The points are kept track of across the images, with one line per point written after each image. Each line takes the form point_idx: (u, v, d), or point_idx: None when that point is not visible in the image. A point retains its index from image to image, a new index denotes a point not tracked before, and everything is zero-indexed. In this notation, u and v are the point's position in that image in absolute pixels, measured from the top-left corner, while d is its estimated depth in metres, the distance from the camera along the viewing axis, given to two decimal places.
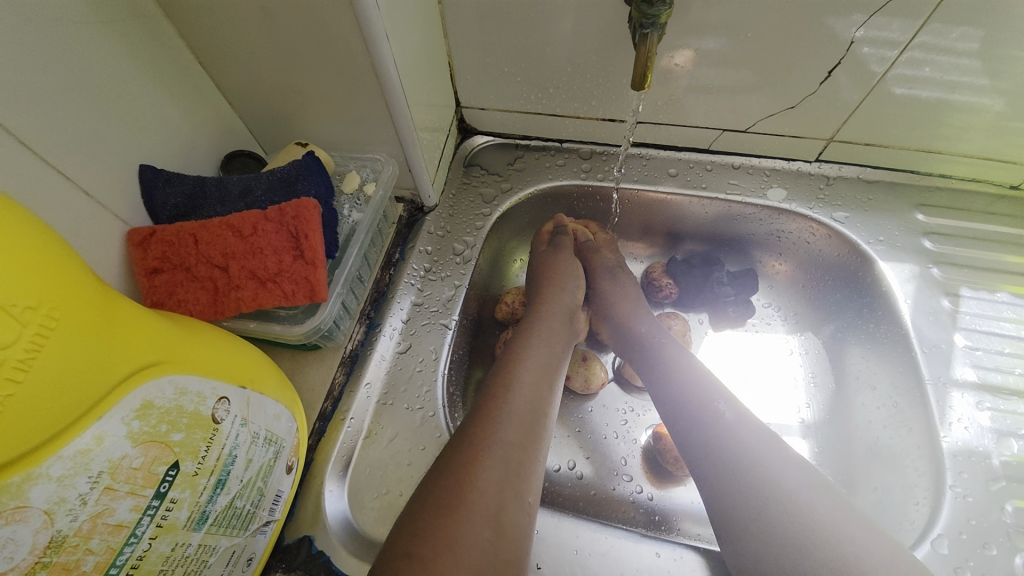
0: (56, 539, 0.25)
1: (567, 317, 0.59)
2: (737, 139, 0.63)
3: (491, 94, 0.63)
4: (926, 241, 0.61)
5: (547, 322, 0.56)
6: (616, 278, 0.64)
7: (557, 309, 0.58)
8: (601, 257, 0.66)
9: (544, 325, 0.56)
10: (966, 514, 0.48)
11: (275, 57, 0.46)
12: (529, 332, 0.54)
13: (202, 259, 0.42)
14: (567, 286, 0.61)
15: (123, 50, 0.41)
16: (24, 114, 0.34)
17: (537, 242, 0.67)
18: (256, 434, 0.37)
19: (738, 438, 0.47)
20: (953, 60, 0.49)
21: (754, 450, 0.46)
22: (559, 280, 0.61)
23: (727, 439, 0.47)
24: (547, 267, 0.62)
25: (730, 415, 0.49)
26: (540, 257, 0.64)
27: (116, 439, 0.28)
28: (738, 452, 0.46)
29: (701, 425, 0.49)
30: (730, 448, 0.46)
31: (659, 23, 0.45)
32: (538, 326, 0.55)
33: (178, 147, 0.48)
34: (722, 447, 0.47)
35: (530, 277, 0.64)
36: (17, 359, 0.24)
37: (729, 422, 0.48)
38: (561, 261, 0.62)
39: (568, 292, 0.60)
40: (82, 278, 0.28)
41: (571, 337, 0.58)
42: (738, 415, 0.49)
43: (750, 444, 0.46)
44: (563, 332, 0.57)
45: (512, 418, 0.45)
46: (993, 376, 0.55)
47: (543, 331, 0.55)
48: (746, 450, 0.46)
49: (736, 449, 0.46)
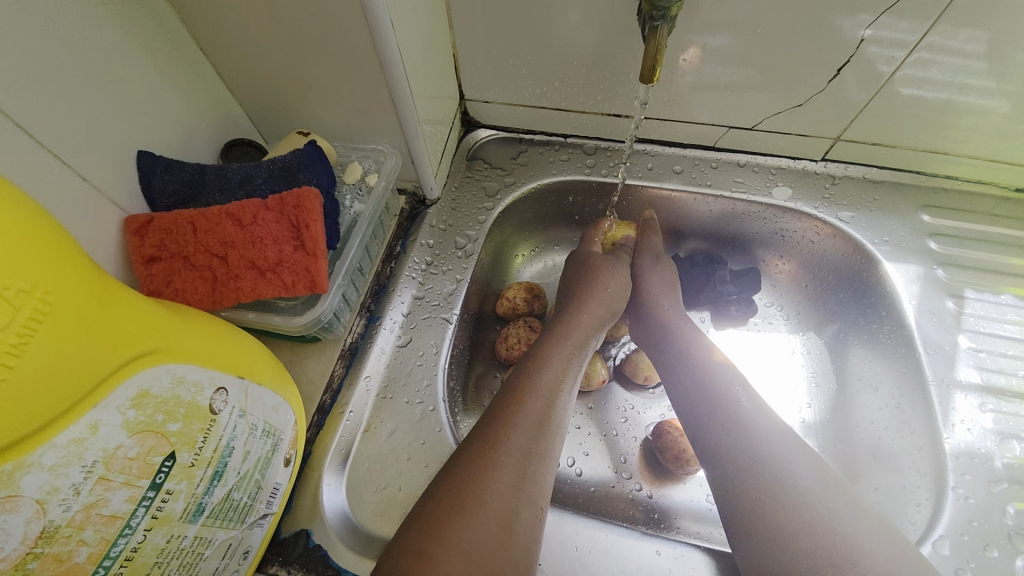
0: (48, 529, 0.25)
1: (601, 323, 0.58)
2: (743, 136, 0.62)
3: (496, 87, 0.62)
4: (931, 241, 0.61)
5: (579, 331, 0.55)
6: (657, 259, 0.63)
7: (591, 318, 0.57)
8: (650, 239, 0.65)
9: (575, 332, 0.55)
10: (967, 514, 0.48)
11: (276, 45, 0.45)
12: (557, 339, 0.53)
13: (201, 248, 0.42)
14: (608, 297, 0.59)
15: (121, 35, 0.41)
16: (20, 97, 0.33)
17: (590, 236, 0.65)
18: (254, 426, 0.36)
19: (754, 425, 0.47)
20: (961, 61, 0.48)
21: (767, 438, 0.46)
22: (600, 289, 0.59)
23: (744, 426, 0.47)
24: (591, 273, 0.61)
25: (742, 414, 0.48)
26: (591, 258, 0.62)
27: (111, 427, 0.27)
28: (750, 439, 0.46)
29: (721, 416, 0.48)
30: (742, 437, 0.46)
31: (669, 16, 0.44)
32: (567, 332, 0.54)
33: (178, 134, 0.47)
34: (730, 444, 0.46)
35: (565, 282, 0.63)
36: (9, 343, 0.23)
37: (747, 410, 0.48)
38: (611, 272, 0.61)
39: (606, 301, 0.59)
40: (77, 261, 0.28)
41: (596, 343, 0.57)
42: (755, 403, 0.49)
43: (766, 433, 0.46)
44: (591, 339, 0.56)
45: (529, 426, 0.44)
46: (996, 379, 0.54)
47: (573, 338, 0.54)
48: (758, 438, 0.46)
49: (749, 431, 0.46)
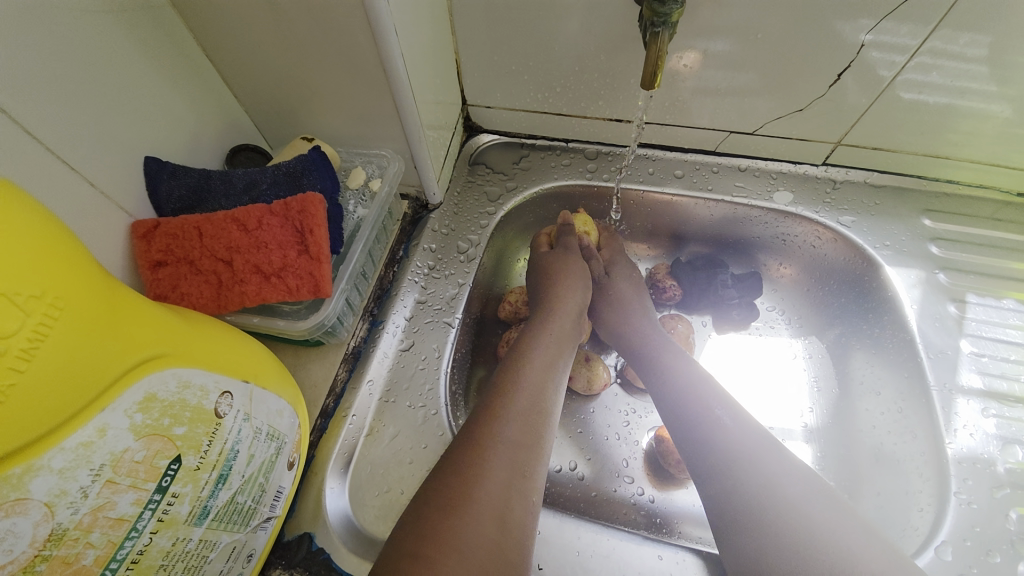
0: (57, 532, 0.25)
1: (577, 317, 0.58)
2: (744, 141, 0.63)
3: (498, 93, 0.62)
4: (932, 246, 0.61)
5: (556, 324, 0.56)
6: (605, 286, 0.64)
7: (567, 311, 0.58)
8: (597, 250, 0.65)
9: (553, 326, 0.55)
10: (970, 520, 0.48)
11: (281, 51, 0.46)
12: (536, 333, 0.54)
13: (206, 252, 0.42)
14: (578, 286, 0.60)
15: (129, 41, 0.41)
16: (29, 103, 0.34)
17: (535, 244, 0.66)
18: (259, 430, 0.37)
19: (737, 443, 0.47)
20: (961, 65, 0.49)
21: (752, 456, 0.46)
22: (563, 282, 0.60)
23: (725, 435, 0.48)
24: (547, 270, 0.61)
25: (724, 425, 0.48)
26: (543, 258, 0.63)
27: (118, 431, 0.27)
28: (733, 457, 0.46)
29: (703, 433, 0.49)
30: (726, 455, 0.46)
31: (670, 22, 0.45)
32: (546, 328, 0.55)
33: (184, 139, 0.48)
34: (716, 451, 0.47)
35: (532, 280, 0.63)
36: (20, 348, 0.23)
37: (729, 429, 0.48)
38: (566, 264, 0.61)
39: (578, 293, 0.60)
40: (87, 266, 0.28)
41: (577, 338, 0.58)
42: (736, 421, 0.49)
43: (750, 448, 0.46)
44: (570, 332, 0.56)
45: (517, 419, 0.45)
46: (998, 383, 0.54)
47: (552, 332, 0.55)
48: (744, 454, 0.46)
49: (733, 449, 0.47)
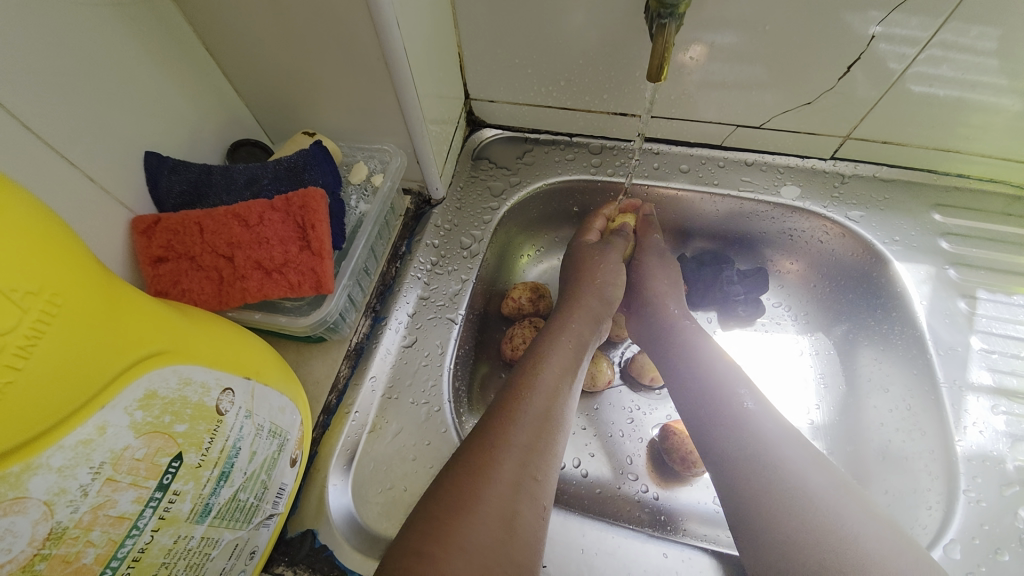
0: (56, 530, 0.25)
1: (595, 320, 0.57)
2: (750, 135, 0.62)
3: (501, 87, 0.62)
4: (942, 241, 0.60)
5: (572, 326, 0.55)
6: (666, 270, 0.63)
7: (584, 312, 0.57)
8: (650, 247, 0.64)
9: (572, 328, 0.55)
10: (979, 518, 0.47)
11: (281, 45, 0.45)
12: (553, 335, 0.54)
13: (207, 248, 0.42)
14: (604, 289, 0.60)
15: (129, 35, 0.41)
16: (28, 98, 0.34)
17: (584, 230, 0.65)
18: (261, 427, 0.36)
19: (765, 427, 0.47)
20: (972, 58, 0.48)
21: (774, 442, 0.45)
22: (590, 284, 0.60)
23: (749, 431, 0.46)
24: (582, 266, 0.61)
25: (749, 416, 0.47)
26: (584, 250, 0.63)
27: (118, 429, 0.27)
28: (757, 444, 0.45)
29: (723, 417, 0.48)
30: (749, 443, 0.46)
31: (677, 14, 0.44)
32: (563, 329, 0.54)
33: (184, 134, 0.47)
34: (729, 449, 0.46)
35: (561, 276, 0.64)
36: (17, 346, 0.23)
37: (752, 412, 0.48)
38: (605, 263, 0.61)
39: (597, 294, 0.59)
40: (84, 261, 0.28)
41: (597, 340, 0.57)
42: (761, 405, 0.49)
43: (776, 435, 0.46)
44: (589, 336, 0.56)
45: (530, 422, 0.44)
46: (1008, 380, 0.54)
47: (570, 334, 0.54)
48: (767, 441, 0.46)
49: (757, 436, 0.46)
